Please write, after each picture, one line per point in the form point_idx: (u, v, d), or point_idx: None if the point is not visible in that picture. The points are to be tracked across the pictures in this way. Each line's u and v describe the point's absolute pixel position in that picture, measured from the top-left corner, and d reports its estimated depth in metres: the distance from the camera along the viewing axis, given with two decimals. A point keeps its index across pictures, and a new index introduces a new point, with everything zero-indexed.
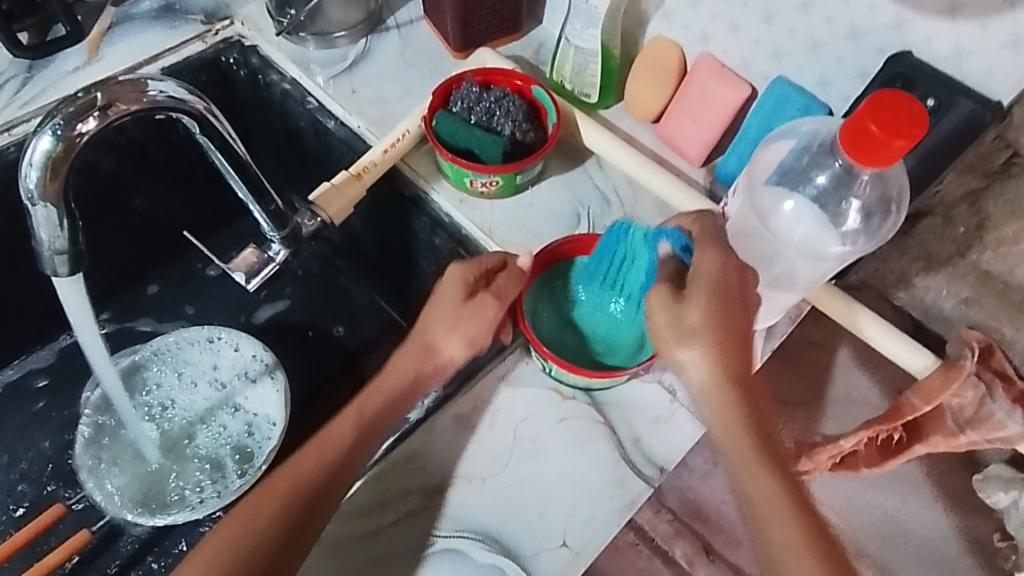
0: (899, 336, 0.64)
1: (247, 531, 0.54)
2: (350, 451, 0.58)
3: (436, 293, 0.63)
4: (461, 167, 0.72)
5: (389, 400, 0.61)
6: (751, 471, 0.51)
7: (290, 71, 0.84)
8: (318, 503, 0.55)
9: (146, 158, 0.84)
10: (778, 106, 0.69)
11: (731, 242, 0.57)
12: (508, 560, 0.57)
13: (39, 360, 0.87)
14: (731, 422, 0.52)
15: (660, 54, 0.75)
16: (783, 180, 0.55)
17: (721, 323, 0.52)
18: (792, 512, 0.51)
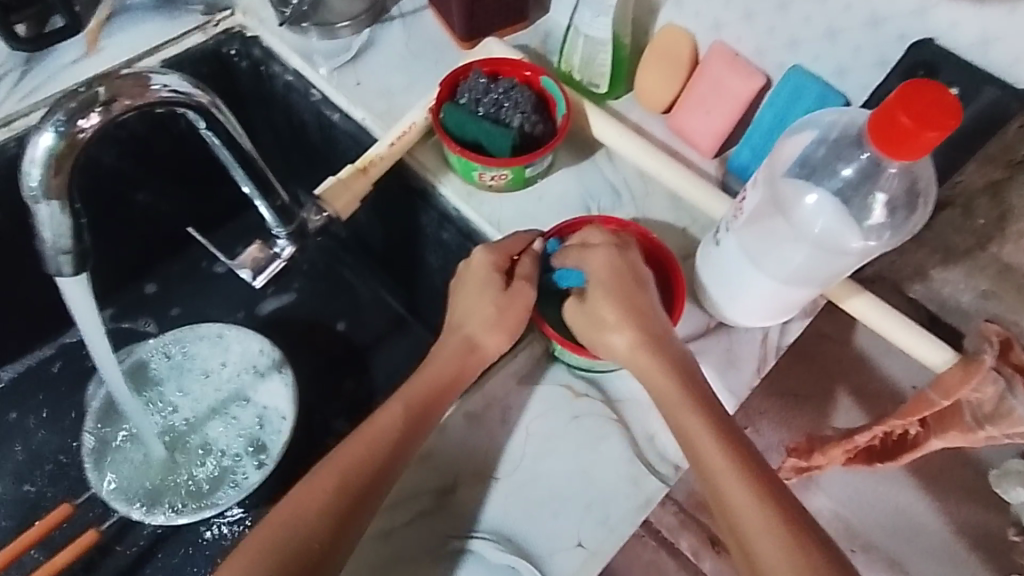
0: (909, 326, 0.66)
1: (291, 531, 0.51)
2: (396, 446, 0.55)
3: (463, 283, 0.64)
4: (470, 160, 0.71)
5: (428, 395, 0.59)
6: (675, 405, 0.56)
7: (293, 63, 0.82)
8: (362, 503, 0.53)
9: (148, 152, 0.82)
10: (794, 96, 0.67)
11: (741, 232, 0.57)
12: (521, 561, 0.56)
13: (43, 358, 0.86)
14: (652, 368, 0.57)
15: (671, 43, 0.74)
16: (804, 173, 0.54)
17: (624, 302, 0.59)
18: (720, 442, 0.53)
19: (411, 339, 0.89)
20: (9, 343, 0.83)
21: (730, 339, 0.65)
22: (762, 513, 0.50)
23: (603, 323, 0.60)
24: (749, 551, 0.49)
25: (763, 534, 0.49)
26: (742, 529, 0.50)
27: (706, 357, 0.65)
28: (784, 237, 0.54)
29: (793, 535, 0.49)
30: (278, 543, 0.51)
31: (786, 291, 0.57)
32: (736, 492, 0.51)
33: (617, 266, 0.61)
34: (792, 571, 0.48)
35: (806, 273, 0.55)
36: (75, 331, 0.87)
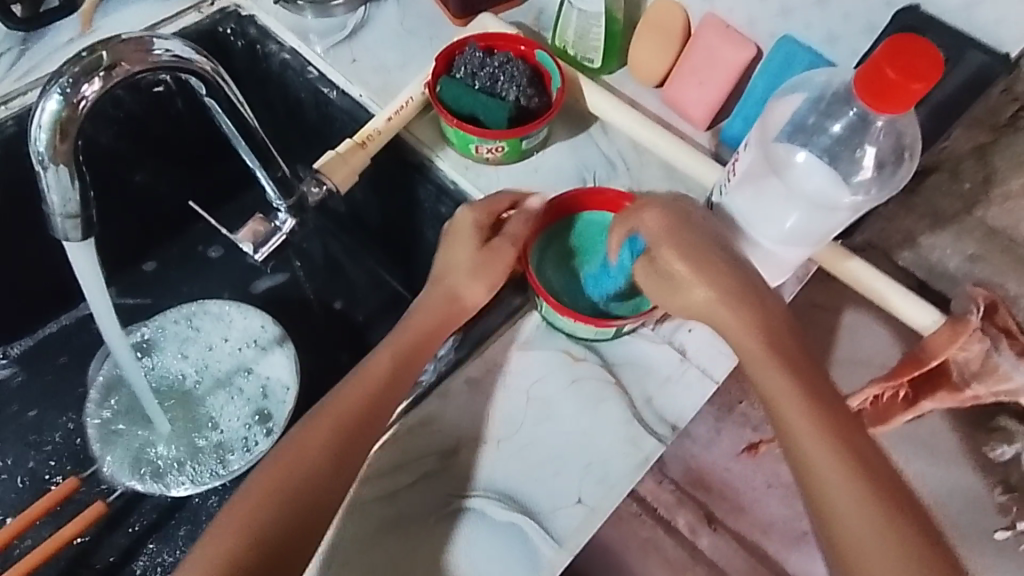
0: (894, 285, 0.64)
1: (288, 474, 0.54)
2: (389, 387, 0.60)
3: (447, 240, 0.66)
4: (467, 133, 0.72)
5: (416, 347, 0.62)
6: (757, 357, 0.56)
7: (288, 41, 0.83)
8: (360, 438, 0.57)
9: (145, 131, 0.82)
10: (785, 65, 0.68)
11: (733, 197, 0.59)
12: (524, 517, 0.58)
13: (42, 341, 0.86)
14: (734, 326, 0.57)
15: (664, 16, 0.75)
16: (795, 133, 0.56)
17: (697, 257, 0.58)
18: (806, 403, 0.54)
19: None
20: (8, 325, 0.83)
21: None
22: (841, 469, 0.52)
23: (661, 280, 0.59)
24: (834, 508, 0.52)
25: (847, 493, 0.52)
26: (819, 477, 0.52)
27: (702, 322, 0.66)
28: (779, 200, 0.55)
29: (874, 492, 0.52)
30: (278, 491, 0.54)
31: (782, 250, 0.59)
32: (815, 445, 0.53)
33: (672, 216, 0.59)
34: (868, 522, 0.51)
35: (806, 235, 0.57)
36: (76, 313, 0.88)
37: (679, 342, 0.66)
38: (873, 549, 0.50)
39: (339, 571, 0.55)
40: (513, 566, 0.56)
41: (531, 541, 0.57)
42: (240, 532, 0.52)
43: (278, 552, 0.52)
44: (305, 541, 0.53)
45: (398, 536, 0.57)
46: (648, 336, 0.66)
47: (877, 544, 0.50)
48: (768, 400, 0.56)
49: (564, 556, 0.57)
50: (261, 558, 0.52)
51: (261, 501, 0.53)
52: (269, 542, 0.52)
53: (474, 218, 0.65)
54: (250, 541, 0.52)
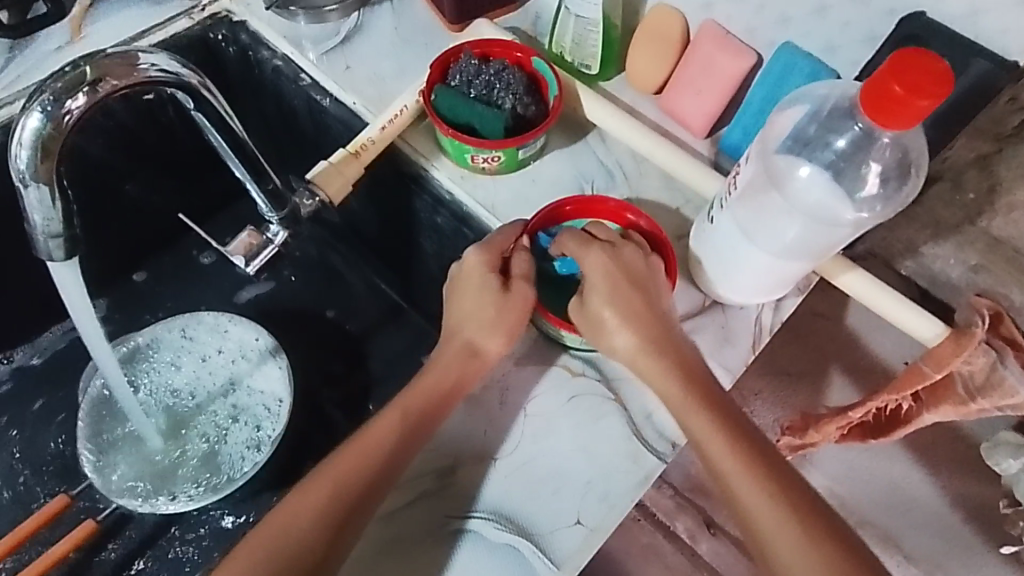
0: (877, 283, 0.66)
1: (277, 541, 0.53)
2: (392, 451, 0.56)
3: (457, 286, 0.64)
4: (463, 143, 0.70)
5: (428, 403, 0.59)
6: (683, 404, 0.57)
7: (281, 47, 0.81)
8: (353, 516, 0.54)
9: (136, 141, 0.81)
10: (784, 73, 0.67)
11: (738, 204, 0.57)
12: (521, 538, 0.57)
13: (33, 352, 0.85)
14: (655, 373, 0.58)
15: (660, 23, 0.74)
16: (797, 146, 0.54)
17: (623, 304, 0.60)
18: (728, 443, 0.54)
19: (404, 327, 0.89)
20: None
21: (725, 316, 0.67)
22: (772, 507, 0.52)
23: (598, 324, 0.60)
24: (769, 545, 0.51)
25: (780, 527, 0.51)
26: (754, 519, 0.52)
27: (702, 335, 0.65)
28: (778, 213, 0.54)
29: (809, 525, 0.51)
30: (263, 557, 0.52)
31: (780, 266, 0.58)
32: (747, 487, 0.53)
33: (613, 270, 0.60)
34: (804, 556, 0.50)
35: (770, 271, 0.59)
36: (65, 324, 0.86)
37: None
38: None
39: None
40: None
41: (530, 564, 0.56)
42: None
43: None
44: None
45: (396, 558, 0.56)
46: None
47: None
48: (693, 438, 0.56)
49: None
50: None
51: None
52: None
53: (482, 260, 0.63)
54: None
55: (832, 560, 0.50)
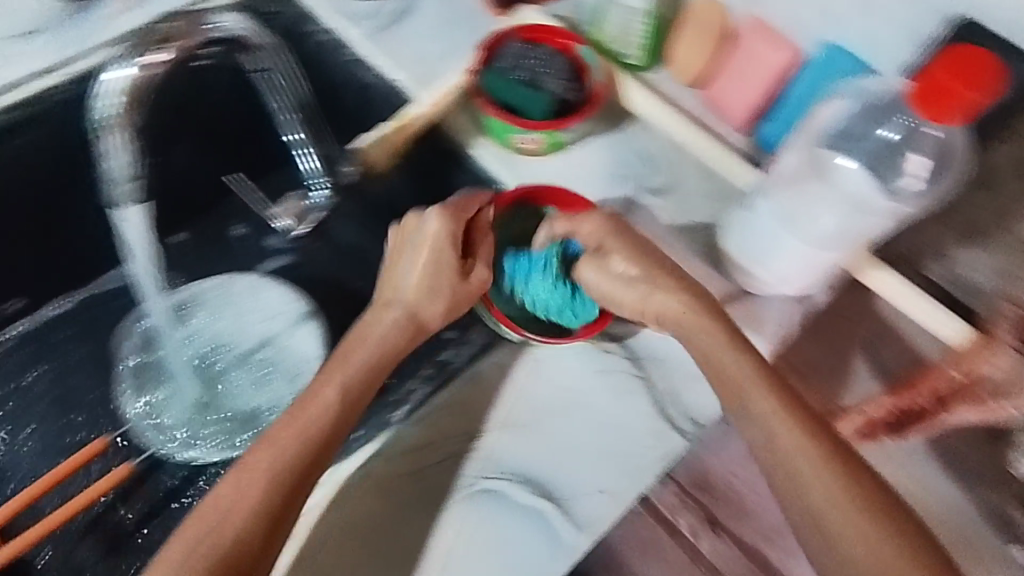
0: (906, 286, 0.69)
1: (216, 536, 0.48)
2: (328, 431, 0.54)
3: (401, 250, 0.64)
4: (507, 123, 0.73)
5: (362, 378, 0.57)
6: (717, 349, 0.57)
7: (331, 22, 0.82)
8: (289, 504, 0.51)
9: (187, 107, 0.84)
10: (829, 70, 0.70)
11: (785, 183, 0.62)
12: (547, 502, 0.59)
13: (63, 305, 0.86)
14: (699, 329, 0.58)
15: (706, 16, 0.75)
16: (845, 135, 0.62)
17: (642, 262, 0.62)
18: (766, 385, 0.54)
19: None
20: (37, 286, 0.83)
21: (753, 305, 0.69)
22: (812, 447, 0.51)
23: (610, 277, 0.63)
24: (804, 496, 0.50)
25: (817, 478, 0.50)
26: (792, 460, 0.51)
27: None
28: (821, 199, 0.60)
29: (847, 476, 0.50)
30: (199, 557, 0.47)
31: (819, 252, 0.62)
32: (786, 429, 0.52)
33: (613, 230, 0.63)
34: (842, 497, 0.49)
35: (807, 261, 0.63)
36: (97, 284, 0.87)
37: None
38: (851, 530, 0.48)
39: (366, 543, 0.57)
40: (534, 546, 0.58)
41: (554, 527, 0.59)
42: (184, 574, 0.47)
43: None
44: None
45: (427, 511, 0.58)
46: None
47: (854, 529, 0.48)
48: (726, 395, 0.56)
49: (585, 540, 0.59)
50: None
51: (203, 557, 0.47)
52: None
53: (439, 224, 0.62)
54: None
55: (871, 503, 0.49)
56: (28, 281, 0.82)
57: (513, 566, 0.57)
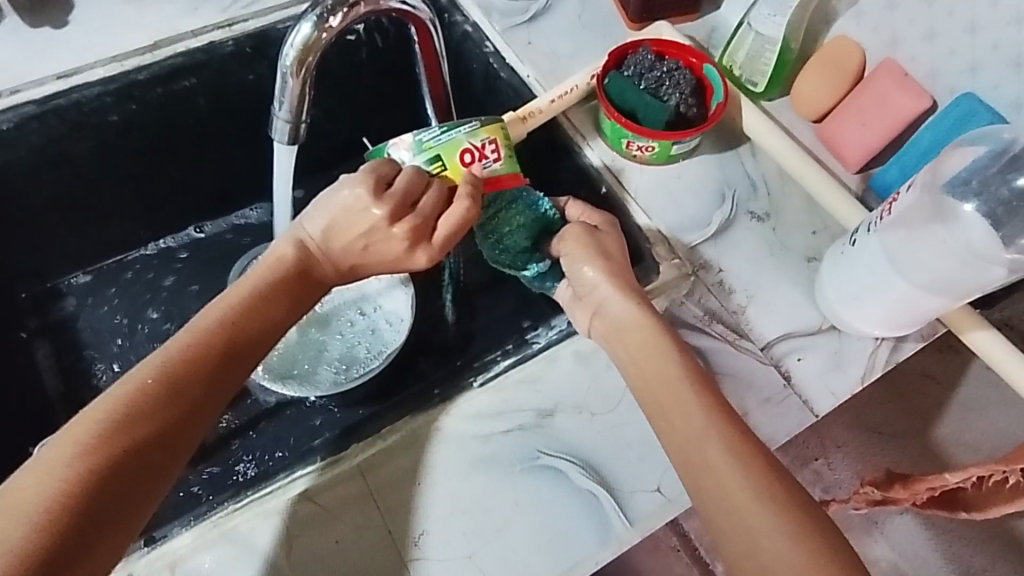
0: (1011, 347, 0.65)
1: (126, 428, 0.48)
2: (260, 341, 0.56)
3: (331, 212, 0.60)
4: (624, 127, 0.75)
5: (298, 299, 0.59)
6: (654, 357, 0.58)
7: (473, 15, 0.88)
8: (206, 406, 0.52)
9: (327, 75, 0.86)
10: (961, 119, 0.69)
11: (896, 225, 0.62)
12: (603, 488, 0.61)
13: (194, 236, 0.96)
14: (653, 342, 0.59)
15: (840, 53, 0.77)
16: (973, 181, 0.60)
17: (623, 247, 0.67)
18: (695, 393, 0.55)
19: None
20: (169, 215, 0.92)
21: (839, 341, 0.69)
22: (729, 460, 0.51)
23: (584, 256, 0.64)
24: (724, 500, 0.50)
25: (738, 486, 0.50)
26: (715, 473, 0.51)
27: (814, 352, 0.69)
28: (936, 245, 0.59)
29: (772, 489, 0.50)
30: (106, 444, 0.47)
31: (918, 299, 0.62)
32: (717, 448, 0.52)
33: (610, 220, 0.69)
34: (767, 513, 0.49)
35: (901, 303, 0.63)
36: (217, 223, 0.96)
37: (786, 367, 0.68)
38: (771, 549, 0.48)
39: (416, 483, 0.61)
40: (582, 527, 0.60)
41: (605, 515, 0.60)
42: (81, 456, 0.46)
43: (124, 472, 0.47)
44: (150, 475, 0.49)
45: (487, 471, 0.61)
46: (755, 354, 0.68)
47: (771, 537, 0.48)
48: (659, 403, 0.56)
49: (634, 534, 0.60)
50: (100, 494, 0.46)
51: (108, 442, 0.47)
52: (86, 493, 0.46)
53: (409, 253, 0.61)
54: (96, 460, 0.47)
55: (801, 529, 0.48)
56: (164, 208, 0.91)
57: (556, 538, 0.59)
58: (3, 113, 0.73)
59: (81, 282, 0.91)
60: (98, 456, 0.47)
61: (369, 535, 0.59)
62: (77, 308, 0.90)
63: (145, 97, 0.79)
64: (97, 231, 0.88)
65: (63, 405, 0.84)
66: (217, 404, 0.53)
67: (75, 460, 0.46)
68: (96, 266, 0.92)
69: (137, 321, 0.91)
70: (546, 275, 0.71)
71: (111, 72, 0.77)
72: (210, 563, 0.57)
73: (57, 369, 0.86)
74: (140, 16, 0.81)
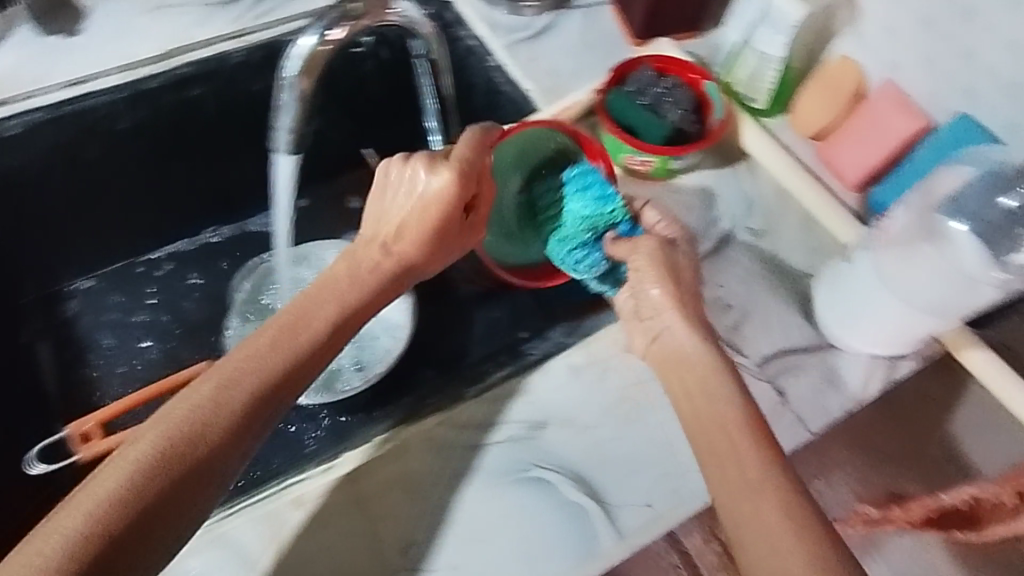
0: (1006, 369, 0.66)
1: (178, 442, 0.48)
2: (313, 352, 0.55)
3: (375, 189, 0.65)
4: (623, 142, 0.76)
5: (356, 309, 0.59)
6: (716, 401, 0.58)
7: (478, 30, 0.89)
8: (256, 419, 0.52)
9: (336, 84, 0.88)
10: (958, 142, 0.69)
11: (883, 250, 0.62)
12: (592, 502, 0.61)
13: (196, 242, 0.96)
14: (713, 388, 0.58)
15: (840, 74, 0.77)
16: (959, 205, 0.60)
17: (690, 275, 0.66)
18: (756, 444, 0.54)
19: None
20: (174, 220, 0.93)
21: (835, 361, 0.69)
22: (782, 516, 0.50)
23: (653, 276, 0.64)
24: (769, 554, 0.49)
25: (786, 540, 0.49)
26: (753, 522, 0.51)
27: (809, 371, 0.68)
28: (924, 265, 0.60)
29: (808, 534, 0.49)
30: (159, 458, 0.48)
31: (913, 319, 0.63)
32: (766, 497, 0.51)
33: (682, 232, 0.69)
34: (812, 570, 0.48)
35: (900, 323, 0.64)
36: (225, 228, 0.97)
37: (781, 385, 0.68)
38: None
39: (409, 491, 0.61)
40: (570, 539, 0.60)
41: (592, 527, 0.60)
42: (135, 469, 0.47)
43: (175, 487, 0.47)
44: (199, 494, 0.48)
45: (475, 483, 0.62)
46: (750, 371, 0.68)
47: None
48: (710, 448, 0.56)
49: (621, 549, 0.60)
50: (152, 508, 0.46)
51: (156, 462, 0.47)
52: (139, 507, 0.46)
53: (431, 173, 0.62)
54: (150, 473, 0.47)
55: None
56: (169, 214, 0.92)
57: (544, 553, 0.59)
58: (15, 118, 0.75)
59: (85, 286, 0.92)
60: (151, 477, 0.47)
61: (356, 542, 0.59)
62: (80, 310, 0.91)
63: (154, 104, 0.80)
64: (104, 234, 0.89)
65: (62, 406, 0.85)
66: (268, 417, 0.52)
67: (130, 473, 0.47)
68: (99, 271, 0.93)
69: (139, 324, 0.92)
70: (602, 279, 0.70)
71: (123, 80, 0.79)
72: (198, 567, 0.57)
73: (59, 371, 0.87)
74: (152, 26, 0.83)
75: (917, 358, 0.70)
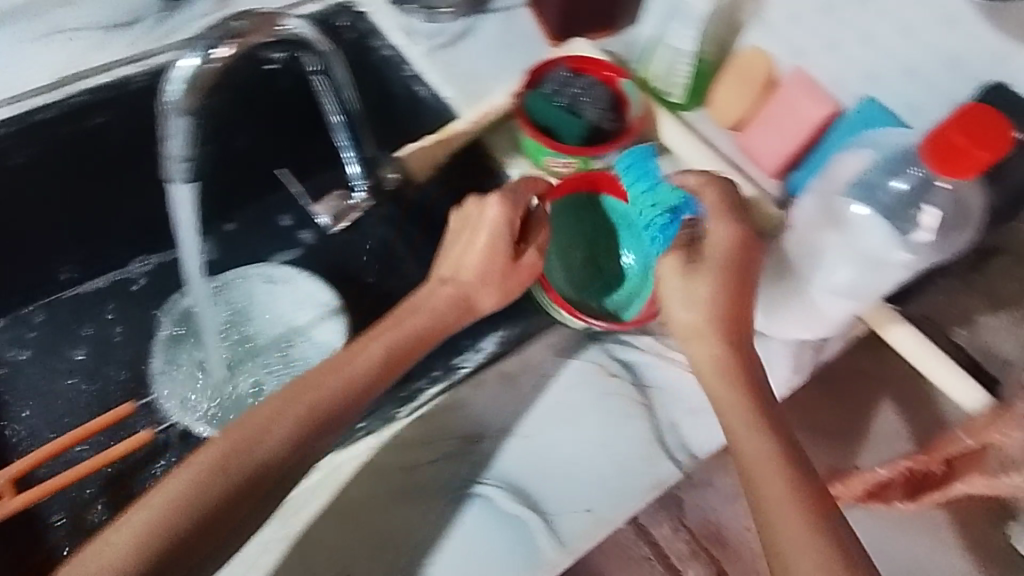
0: (925, 341, 0.69)
1: (230, 468, 0.51)
2: (363, 392, 0.57)
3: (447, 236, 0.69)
4: (543, 145, 0.76)
5: (404, 350, 0.60)
6: (739, 415, 0.56)
7: (393, 39, 0.87)
8: (304, 454, 0.53)
9: (250, 101, 0.85)
10: (864, 125, 0.71)
11: (791, 238, 0.65)
12: (531, 513, 0.60)
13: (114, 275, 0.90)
14: (735, 409, 0.56)
15: (750, 64, 0.78)
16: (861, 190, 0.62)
17: (736, 291, 0.60)
18: (784, 462, 0.52)
19: None
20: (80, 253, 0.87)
21: (765, 351, 0.69)
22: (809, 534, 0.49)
23: (686, 299, 0.61)
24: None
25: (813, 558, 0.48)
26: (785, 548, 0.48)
27: None
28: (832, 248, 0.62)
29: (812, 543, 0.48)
30: (213, 480, 0.50)
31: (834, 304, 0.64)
32: (789, 517, 0.49)
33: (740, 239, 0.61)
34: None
35: (817, 310, 0.65)
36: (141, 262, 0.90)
37: None
38: None
39: (343, 522, 0.59)
40: (512, 553, 0.59)
41: (536, 538, 0.59)
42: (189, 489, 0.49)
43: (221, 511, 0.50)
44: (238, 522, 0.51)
45: (412, 505, 0.60)
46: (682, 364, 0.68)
47: None
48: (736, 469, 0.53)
49: (564, 558, 0.59)
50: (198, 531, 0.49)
51: (220, 464, 0.51)
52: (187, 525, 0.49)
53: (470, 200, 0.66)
54: (203, 495, 0.49)
55: None
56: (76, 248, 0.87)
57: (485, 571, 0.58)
58: None
59: None
60: (203, 499, 0.49)
61: None
62: None
63: (48, 137, 0.76)
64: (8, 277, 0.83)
65: None
66: (314, 454, 0.54)
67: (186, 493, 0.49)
68: (7, 314, 0.86)
69: (51, 366, 0.86)
70: None
71: (12, 113, 0.75)
72: None
73: None
74: (49, 54, 0.79)
75: (842, 336, 0.71)
